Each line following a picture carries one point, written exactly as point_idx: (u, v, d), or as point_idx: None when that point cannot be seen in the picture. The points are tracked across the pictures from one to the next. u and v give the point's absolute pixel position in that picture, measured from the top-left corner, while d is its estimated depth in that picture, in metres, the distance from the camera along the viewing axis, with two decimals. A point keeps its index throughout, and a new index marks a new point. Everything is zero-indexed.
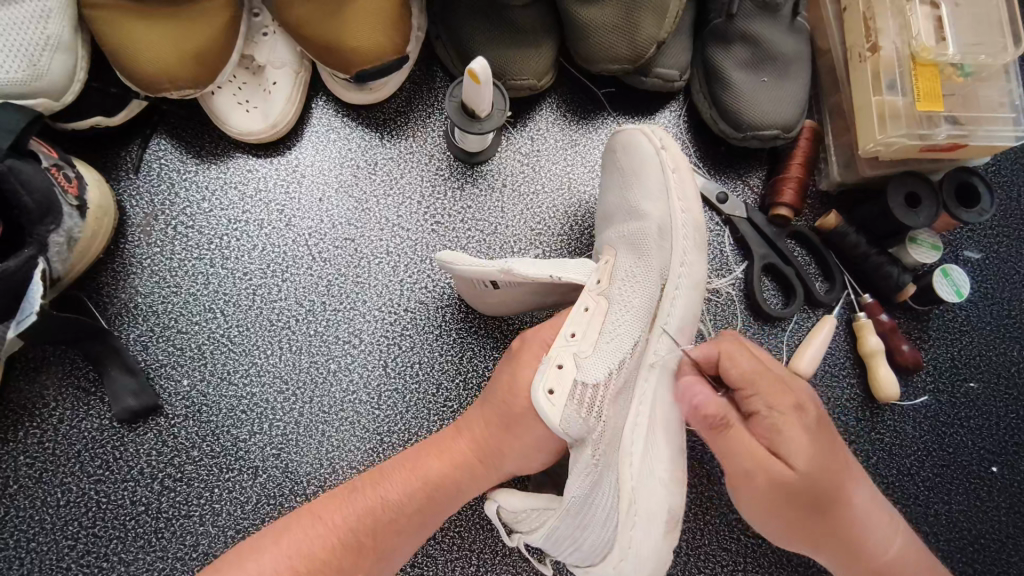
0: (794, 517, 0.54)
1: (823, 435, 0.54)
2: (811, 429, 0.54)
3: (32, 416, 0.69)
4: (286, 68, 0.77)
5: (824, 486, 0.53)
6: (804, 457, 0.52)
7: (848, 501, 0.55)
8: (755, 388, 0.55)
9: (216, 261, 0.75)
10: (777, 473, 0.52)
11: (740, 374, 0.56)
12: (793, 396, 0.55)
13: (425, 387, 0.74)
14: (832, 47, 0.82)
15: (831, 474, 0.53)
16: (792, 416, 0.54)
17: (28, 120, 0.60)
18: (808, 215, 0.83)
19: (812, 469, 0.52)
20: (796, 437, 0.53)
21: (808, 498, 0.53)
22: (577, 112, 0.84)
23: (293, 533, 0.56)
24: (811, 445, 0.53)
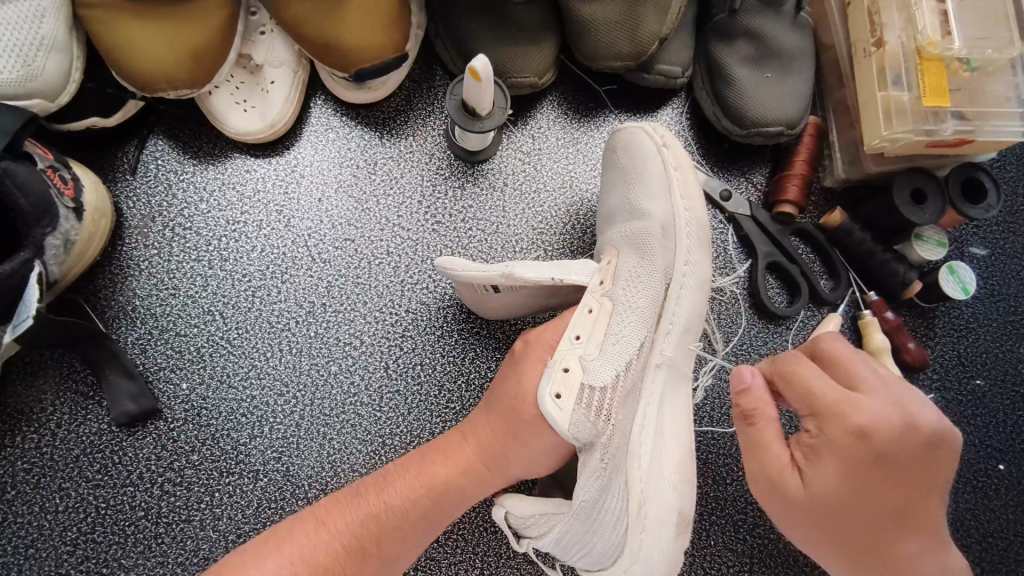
0: (815, 538, 0.53)
1: (868, 469, 0.50)
2: (854, 461, 0.50)
3: (30, 420, 0.68)
4: (284, 66, 0.76)
5: (849, 518, 0.51)
6: (826, 482, 0.51)
7: (884, 546, 0.51)
8: (805, 404, 0.54)
9: (215, 262, 0.74)
10: (791, 485, 0.53)
11: (795, 386, 0.55)
12: (853, 423, 0.51)
13: (427, 389, 0.73)
14: (836, 42, 0.81)
15: (860, 509, 0.50)
16: (833, 442, 0.51)
17: (24, 123, 0.60)
18: (813, 212, 0.82)
19: (831, 496, 0.51)
20: (826, 462, 0.51)
21: (822, 522, 0.52)
22: (578, 110, 0.83)
23: (291, 539, 0.55)
24: (842, 475, 0.51)
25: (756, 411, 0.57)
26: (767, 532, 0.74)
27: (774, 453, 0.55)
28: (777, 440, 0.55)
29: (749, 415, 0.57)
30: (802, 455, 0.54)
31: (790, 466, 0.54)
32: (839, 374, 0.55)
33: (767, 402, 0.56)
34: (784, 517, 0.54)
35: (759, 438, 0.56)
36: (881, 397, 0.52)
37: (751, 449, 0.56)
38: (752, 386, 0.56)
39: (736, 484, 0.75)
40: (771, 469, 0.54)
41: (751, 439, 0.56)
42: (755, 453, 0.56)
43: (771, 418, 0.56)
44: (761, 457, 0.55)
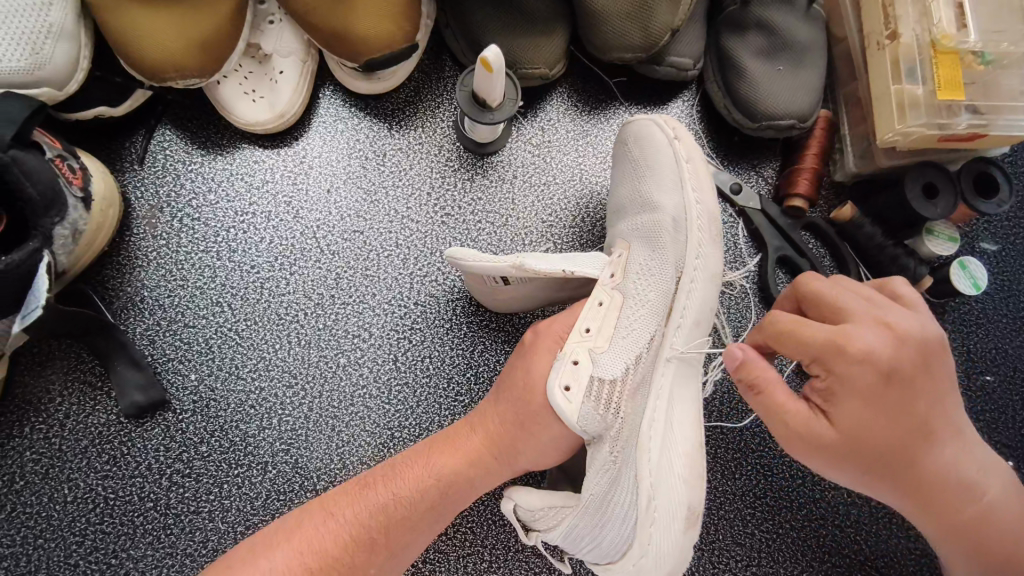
0: (858, 476, 0.54)
1: (886, 395, 0.52)
2: (870, 391, 0.52)
3: (38, 410, 0.68)
4: (293, 56, 0.75)
5: (886, 447, 0.52)
6: (852, 418, 0.52)
7: (921, 459, 0.53)
8: (805, 352, 0.53)
9: (224, 254, 0.74)
10: (821, 433, 0.53)
11: (790, 340, 0.54)
12: (857, 354, 0.52)
13: (435, 381, 0.73)
14: (849, 34, 0.80)
15: (894, 435, 0.52)
16: (844, 378, 0.52)
17: (32, 112, 0.59)
18: (823, 207, 0.82)
19: (862, 431, 0.52)
20: (844, 398, 0.52)
21: (863, 460, 0.53)
22: (588, 102, 0.83)
23: (293, 538, 0.55)
24: (866, 406, 0.52)
25: (762, 380, 0.55)
26: (776, 526, 0.74)
27: (795, 410, 0.54)
28: (790, 396, 0.54)
29: (755, 385, 0.55)
30: (822, 403, 0.54)
31: (812, 415, 0.54)
32: (823, 310, 0.55)
33: (764, 366, 0.55)
34: (822, 465, 0.55)
35: (774, 403, 0.55)
36: (869, 321, 0.53)
37: (769, 414, 0.55)
38: (747, 359, 0.55)
39: (744, 479, 0.75)
40: (798, 425, 0.54)
41: (767, 405, 0.55)
42: (775, 417, 0.55)
43: (774, 379, 0.55)
44: (783, 417, 0.54)
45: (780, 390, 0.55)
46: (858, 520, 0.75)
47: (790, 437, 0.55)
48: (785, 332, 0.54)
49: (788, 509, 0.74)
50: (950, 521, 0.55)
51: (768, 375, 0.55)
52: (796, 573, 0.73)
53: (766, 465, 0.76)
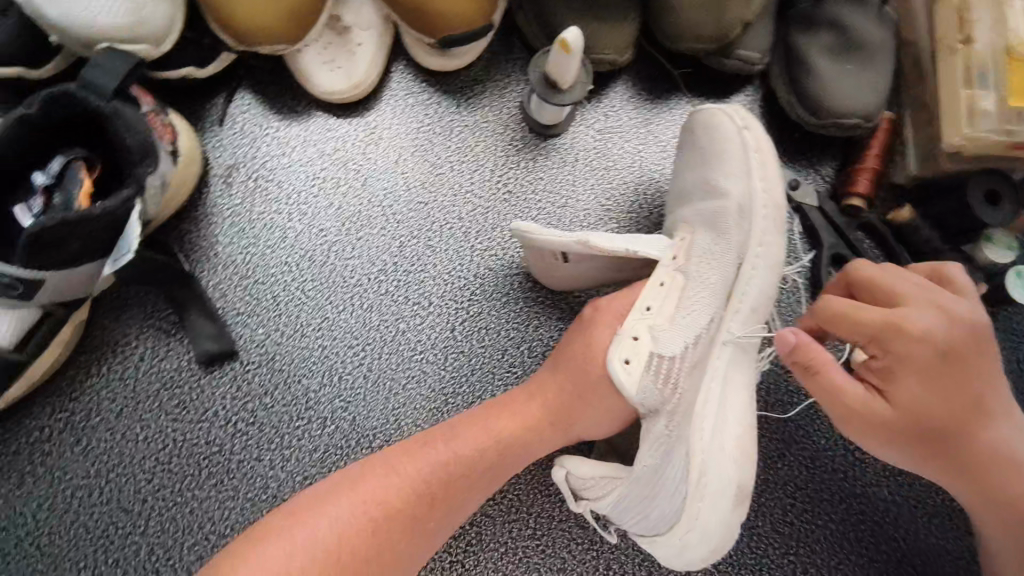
0: (912, 453, 0.55)
1: (942, 374, 0.53)
2: (926, 369, 0.53)
3: (115, 352, 0.71)
4: (372, 29, 0.77)
5: (941, 425, 0.54)
6: (910, 397, 0.53)
7: (976, 438, 0.54)
8: (861, 334, 0.55)
9: (295, 216, 0.77)
10: (878, 413, 0.54)
11: (846, 323, 0.55)
12: (914, 334, 0.53)
13: (490, 353, 0.75)
14: (919, 37, 0.81)
15: (948, 413, 0.53)
16: (902, 358, 0.53)
17: (131, 67, 0.63)
18: (880, 208, 0.83)
19: (918, 409, 0.53)
20: (902, 378, 0.53)
21: (919, 437, 0.54)
22: (652, 91, 0.84)
23: (358, 487, 0.57)
24: (922, 385, 0.53)
25: (819, 361, 0.56)
26: (815, 518, 0.75)
27: (852, 390, 0.55)
28: (846, 377, 0.56)
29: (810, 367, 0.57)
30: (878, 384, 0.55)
31: (868, 395, 0.55)
32: (875, 294, 0.57)
33: (820, 348, 0.56)
34: (876, 444, 0.56)
35: (830, 383, 0.56)
36: (923, 304, 0.54)
37: (825, 394, 0.56)
38: (802, 342, 0.56)
39: (786, 469, 0.76)
40: (855, 405, 0.55)
41: (823, 386, 0.56)
42: (831, 397, 0.56)
43: (829, 361, 0.56)
44: (839, 397, 0.55)
45: (836, 371, 0.56)
46: (897, 518, 0.75)
47: (846, 417, 0.56)
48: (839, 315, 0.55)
49: (828, 502, 0.76)
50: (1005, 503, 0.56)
51: (824, 356, 0.56)
52: (833, 566, 0.74)
53: (808, 457, 0.77)
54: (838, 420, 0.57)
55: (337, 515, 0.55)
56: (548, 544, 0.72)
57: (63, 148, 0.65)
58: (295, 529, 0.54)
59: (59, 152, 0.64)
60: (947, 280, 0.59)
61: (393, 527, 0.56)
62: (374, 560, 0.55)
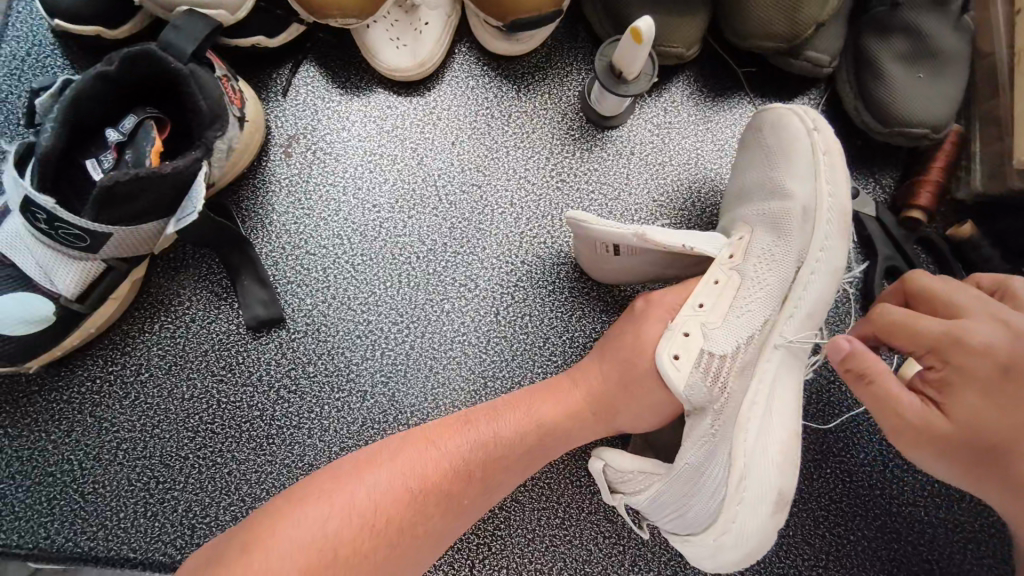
0: (975, 474, 0.52)
1: (1006, 389, 0.50)
2: (987, 383, 0.51)
3: (168, 311, 0.73)
4: (440, 9, 0.78)
5: (1006, 443, 0.50)
6: (969, 410, 0.51)
7: None
8: (919, 344, 0.53)
9: (349, 190, 0.77)
10: (933, 425, 0.52)
11: (902, 332, 0.54)
12: (974, 347, 0.51)
13: (533, 340, 0.75)
14: (997, 49, 0.78)
15: (1015, 431, 0.50)
16: (959, 370, 0.51)
17: (210, 32, 0.64)
18: (939, 223, 0.81)
19: (978, 424, 0.51)
20: (960, 390, 0.51)
21: (981, 455, 0.51)
22: (713, 89, 0.83)
23: (395, 460, 0.58)
24: (984, 400, 0.51)
25: (874, 369, 0.54)
26: (848, 532, 0.74)
27: (907, 401, 0.53)
28: (902, 387, 0.54)
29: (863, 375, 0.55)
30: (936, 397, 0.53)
31: (925, 408, 0.53)
32: (935, 306, 0.55)
33: (875, 355, 0.55)
34: (933, 460, 0.53)
35: (884, 392, 0.54)
36: (986, 317, 0.52)
37: (878, 403, 0.55)
38: (856, 347, 0.55)
39: (821, 481, 0.75)
40: (910, 417, 0.53)
41: (877, 395, 0.54)
42: (884, 406, 0.54)
43: (885, 369, 0.54)
44: (894, 406, 0.53)
45: (891, 380, 0.54)
46: (934, 540, 0.74)
47: (901, 429, 0.54)
48: (895, 323, 0.55)
49: (862, 517, 0.74)
50: None
51: (879, 364, 0.55)
52: None
53: (846, 471, 0.75)
54: (893, 434, 0.55)
55: (373, 484, 0.56)
56: (576, 535, 0.72)
57: (136, 107, 0.66)
58: (331, 495, 0.55)
59: (132, 110, 0.66)
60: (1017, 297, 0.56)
61: (428, 501, 0.57)
62: (405, 532, 0.55)
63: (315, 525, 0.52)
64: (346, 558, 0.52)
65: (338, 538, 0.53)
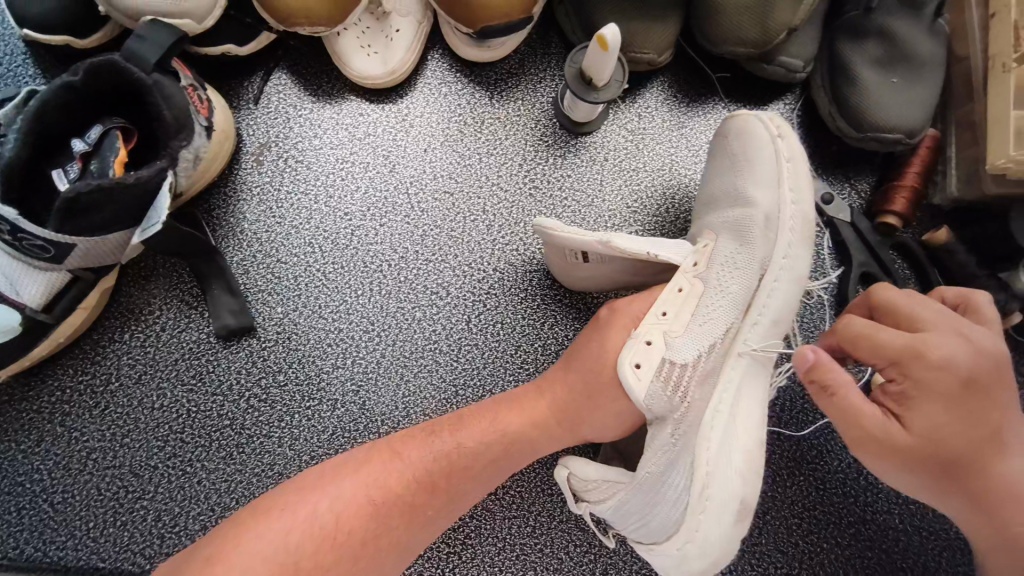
0: (926, 482, 0.53)
1: (962, 402, 0.50)
2: (946, 397, 0.50)
3: (138, 320, 0.73)
4: (411, 17, 0.77)
5: (959, 454, 0.51)
6: (928, 423, 0.50)
7: (991, 468, 0.51)
8: (882, 358, 0.52)
9: (321, 198, 0.77)
10: (894, 438, 0.51)
11: (866, 345, 0.53)
12: (936, 361, 0.50)
13: (504, 348, 0.75)
14: (971, 54, 0.78)
15: (966, 442, 0.50)
16: (921, 384, 0.51)
17: (175, 41, 0.64)
18: (915, 228, 0.81)
19: (937, 437, 0.50)
20: (920, 403, 0.51)
21: (933, 466, 0.51)
22: (688, 94, 0.83)
23: (360, 469, 0.57)
24: (942, 412, 0.50)
25: (837, 382, 0.53)
26: (822, 540, 0.73)
27: (869, 413, 0.52)
28: (864, 399, 0.53)
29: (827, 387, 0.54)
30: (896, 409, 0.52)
31: (885, 420, 0.52)
32: (896, 317, 0.54)
33: (839, 366, 0.53)
34: (890, 470, 0.53)
35: (846, 405, 0.53)
36: (947, 330, 0.52)
37: (841, 415, 0.54)
38: (822, 359, 0.53)
39: (795, 488, 0.75)
40: (872, 430, 0.52)
41: (840, 407, 0.53)
42: (847, 418, 0.53)
43: (848, 381, 0.53)
44: (857, 419, 0.53)
45: (854, 393, 0.53)
46: (908, 546, 0.73)
47: (862, 441, 0.53)
48: (861, 336, 0.53)
49: (836, 525, 0.74)
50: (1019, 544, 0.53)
51: (843, 376, 0.53)
52: None
53: (820, 477, 0.75)
54: (854, 445, 0.54)
55: (337, 496, 0.56)
56: (546, 543, 0.71)
57: (104, 116, 0.66)
58: (296, 502, 0.55)
59: (100, 120, 0.66)
60: (970, 308, 0.56)
61: (392, 511, 0.56)
62: (373, 542, 0.55)
63: (279, 532, 0.53)
64: (310, 569, 0.52)
65: (304, 547, 0.53)
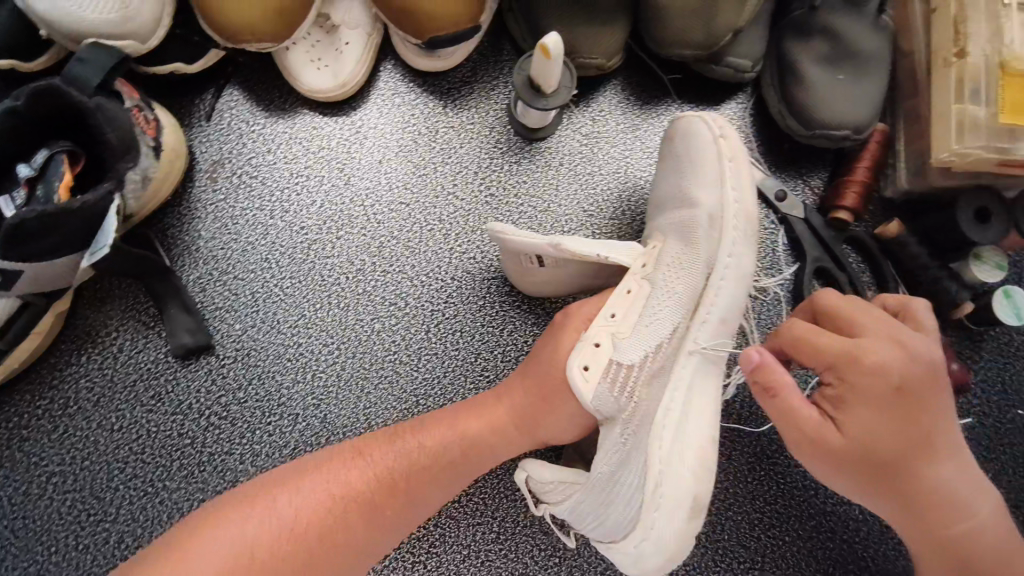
0: (859, 485, 0.54)
1: (894, 409, 0.51)
2: (880, 403, 0.51)
3: (95, 342, 0.73)
4: (360, 29, 0.77)
5: (890, 460, 0.51)
6: (861, 428, 0.51)
7: (921, 475, 0.52)
8: (820, 361, 0.53)
9: (276, 213, 0.77)
10: (829, 440, 0.52)
11: (807, 348, 0.54)
12: (870, 367, 0.51)
13: (464, 356, 0.75)
14: (915, 48, 0.79)
15: (898, 448, 0.51)
16: (856, 389, 0.51)
17: (118, 62, 0.63)
18: (868, 222, 0.82)
19: (869, 441, 0.51)
20: (854, 408, 0.52)
21: (865, 470, 0.52)
22: (641, 96, 0.83)
23: (320, 471, 0.58)
24: (875, 418, 0.51)
25: (778, 383, 0.54)
26: (783, 533, 0.74)
27: (806, 415, 0.53)
28: (804, 402, 0.54)
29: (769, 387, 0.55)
30: (832, 412, 0.53)
31: (822, 422, 0.53)
32: (838, 322, 0.55)
33: (781, 367, 0.54)
34: (826, 471, 0.54)
35: (786, 406, 0.54)
36: (884, 337, 0.52)
37: (781, 415, 0.55)
38: (765, 359, 0.54)
39: (757, 483, 0.76)
40: (809, 431, 0.53)
41: (781, 408, 0.54)
42: (786, 419, 0.54)
43: (789, 383, 0.54)
44: (795, 421, 0.54)
45: (795, 394, 0.54)
46: (868, 537, 0.74)
47: (800, 442, 0.54)
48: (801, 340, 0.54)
49: (797, 518, 0.75)
50: (946, 549, 0.54)
51: (785, 377, 0.54)
52: None
53: (780, 471, 0.76)
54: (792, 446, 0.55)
55: (296, 496, 0.56)
56: (511, 548, 0.72)
57: (51, 140, 0.66)
58: (246, 509, 0.55)
59: (46, 144, 0.65)
60: (911, 316, 0.56)
61: (350, 506, 0.56)
62: (325, 548, 0.55)
63: (227, 540, 0.52)
64: (265, 564, 0.52)
65: (256, 545, 0.53)
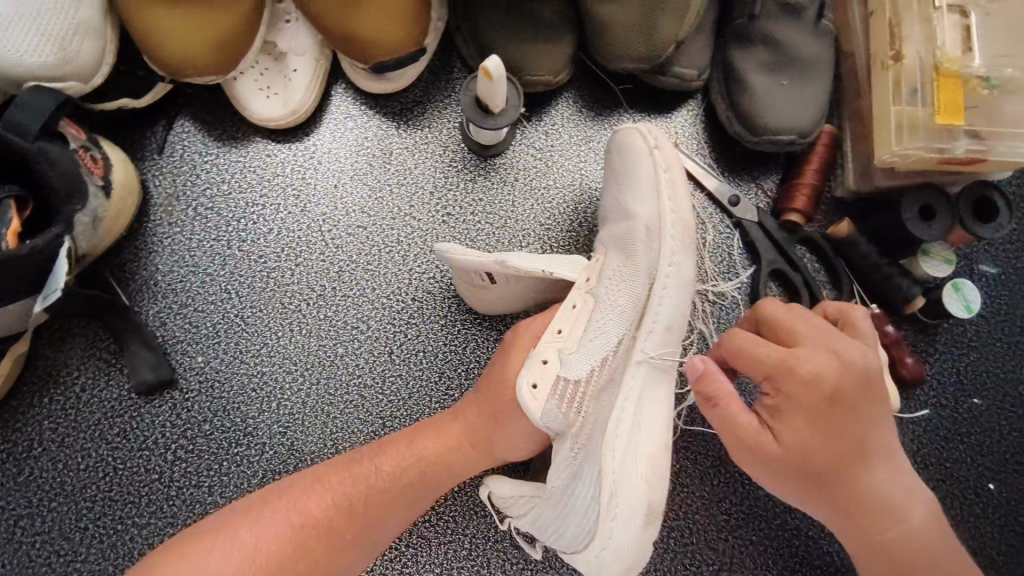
0: (796, 490, 0.56)
1: (829, 418, 0.52)
2: (815, 412, 0.53)
3: (57, 382, 0.73)
4: (307, 55, 0.77)
5: (823, 466, 0.53)
6: (796, 436, 0.53)
7: (853, 479, 0.54)
8: (759, 370, 0.55)
9: (234, 243, 0.78)
10: (766, 448, 0.54)
11: (747, 359, 0.55)
12: (805, 376, 0.52)
13: (427, 376, 0.76)
14: (855, 49, 0.80)
15: (831, 455, 0.53)
16: (792, 398, 0.53)
17: (60, 104, 0.64)
18: (821, 222, 0.83)
19: (804, 449, 0.53)
20: (791, 416, 0.53)
21: (800, 476, 0.54)
22: (593, 107, 0.84)
23: (277, 501, 0.59)
24: (810, 426, 0.53)
25: (720, 393, 0.55)
26: (751, 533, 0.76)
27: (746, 425, 0.55)
28: (744, 411, 0.55)
29: (712, 398, 0.56)
30: (771, 421, 0.55)
31: (762, 430, 0.55)
32: (777, 332, 0.56)
33: (722, 378, 0.55)
34: (765, 477, 0.56)
35: (727, 416, 0.55)
36: (819, 346, 0.54)
37: (723, 425, 0.56)
38: (707, 370, 0.56)
39: (723, 486, 0.77)
40: (749, 440, 0.54)
41: (722, 418, 0.55)
42: (728, 428, 0.55)
43: (730, 393, 0.55)
44: (736, 430, 0.55)
45: (736, 404, 0.55)
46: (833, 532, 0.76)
47: (741, 450, 0.55)
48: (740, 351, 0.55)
49: (763, 517, 0.76)
50: (876, 545, 0.56)
51: (726, 388, 0.55)
52: None
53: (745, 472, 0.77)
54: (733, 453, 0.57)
55: (255, 527, 0.57)
56: (483, 564, 0.73)
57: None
58: (205, 542, 0.56)
59: None
60: (850, 323, 0.58)
61: (308, 532, 0.57)
62: None
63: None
64: None
65: None
